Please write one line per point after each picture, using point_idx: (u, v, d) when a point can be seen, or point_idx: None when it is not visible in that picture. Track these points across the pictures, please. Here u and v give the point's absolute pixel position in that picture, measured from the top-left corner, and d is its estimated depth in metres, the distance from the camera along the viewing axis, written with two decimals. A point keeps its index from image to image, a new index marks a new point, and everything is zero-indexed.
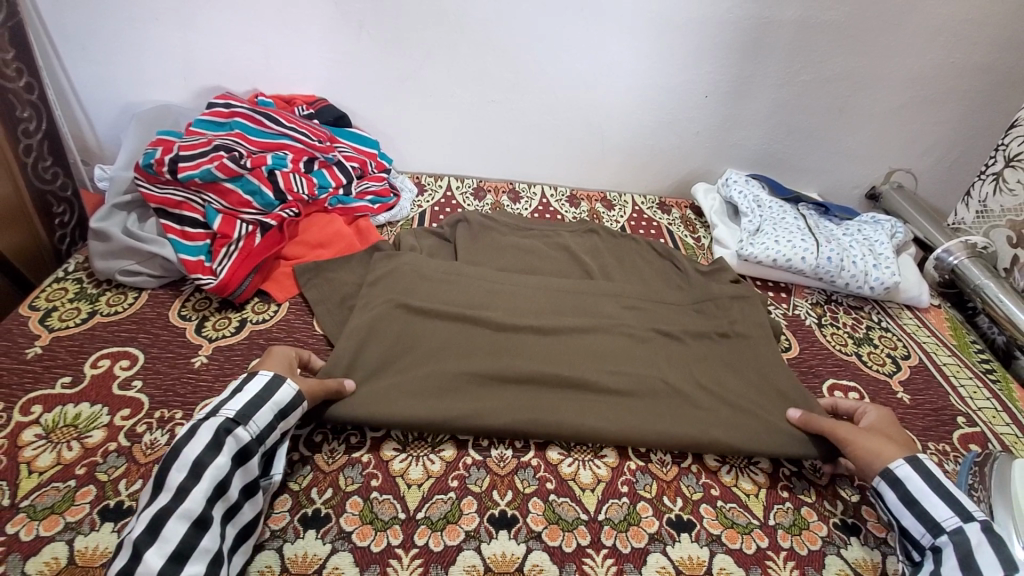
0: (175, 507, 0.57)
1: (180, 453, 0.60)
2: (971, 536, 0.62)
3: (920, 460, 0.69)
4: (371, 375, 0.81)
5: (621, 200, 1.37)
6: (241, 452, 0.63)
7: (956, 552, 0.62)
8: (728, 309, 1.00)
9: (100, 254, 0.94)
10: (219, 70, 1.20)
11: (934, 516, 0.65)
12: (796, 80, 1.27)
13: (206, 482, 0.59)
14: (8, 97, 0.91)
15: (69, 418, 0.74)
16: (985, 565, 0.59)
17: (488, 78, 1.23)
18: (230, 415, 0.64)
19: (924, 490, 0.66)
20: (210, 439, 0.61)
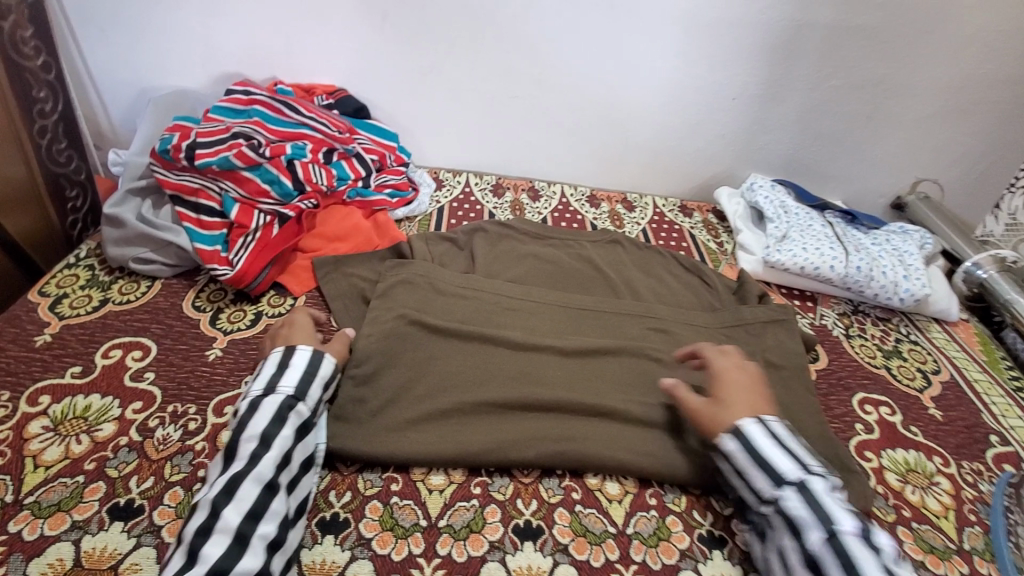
0: (248, 471, 0.60)
1: (247, 425, 0.64)
2: (786, 502, 0.61)
3: (742, 430, 0.67)
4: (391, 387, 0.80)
5: (642, 201, 1.34)
6: (301, 426, 0.67)
7: (780, 521, 0.61)
8: (761, 336, 0.97)
9: (113, 241, 0.91)
10: (238, 57, 1.17)
11: (755, 487, 0.65)
12: (826, 86, 1.24)
13: (276, 450, 0.63)
14: (23, 75, 0.88)
15: (79, 410, 0.72)
16: (805, 533, 0.59)
17: (512, 74, 1.20)
18: (289, 392, 0.69)
19: (746, 462, 0.66)
20: (275, 412, 0.66)
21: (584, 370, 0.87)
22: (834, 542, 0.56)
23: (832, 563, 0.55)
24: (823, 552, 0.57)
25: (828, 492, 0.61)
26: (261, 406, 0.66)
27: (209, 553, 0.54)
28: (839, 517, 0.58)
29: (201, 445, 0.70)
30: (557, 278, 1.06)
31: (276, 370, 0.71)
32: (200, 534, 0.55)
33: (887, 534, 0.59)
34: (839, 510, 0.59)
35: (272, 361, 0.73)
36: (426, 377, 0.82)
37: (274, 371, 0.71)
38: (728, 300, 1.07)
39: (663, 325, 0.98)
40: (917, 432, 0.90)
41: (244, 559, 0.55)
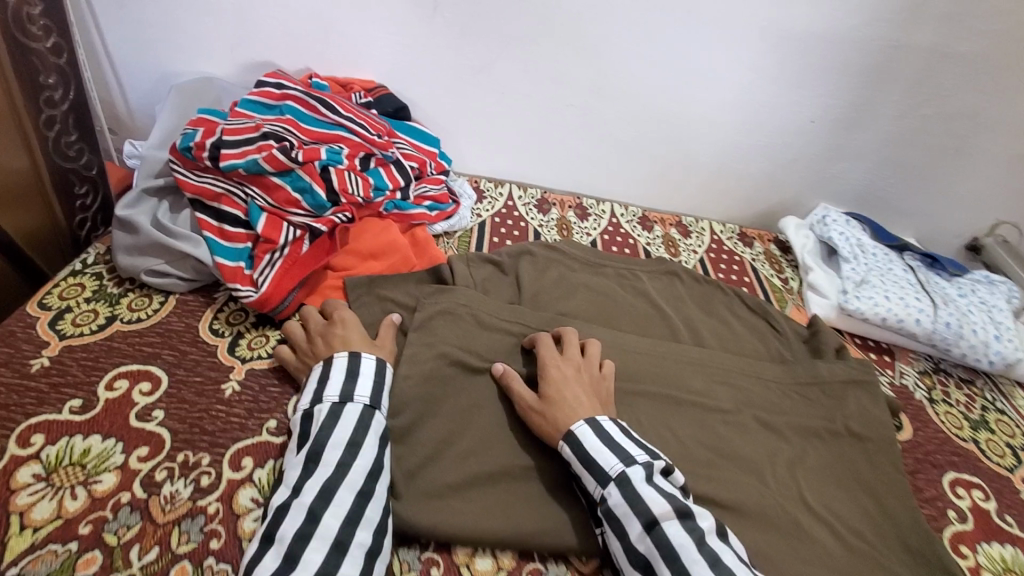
0: (341, 480, 0.59)
1: (331, 432, 0.62)
2: (612, 502, 0.60)
3: (571, 434, 0.66)
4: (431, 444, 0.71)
5: (698, 226, 1.23)
6: (383, 434, 0.66)
7: (610, 523, 0.60)
8: (841, 399, 0.87)
9: (125, 248, 0.82)
10: (271, 44, 1.06)
11: (588, 490, 0.64)
12: (914, 114, 1.12)
13: (366, 458, 0.62)
14: (29, 58, 0.77)
15: (76, 455, 0.62)
16: (634, 533, 0.58)
17: (569, 79, 1.08)
18: (366, 400, 0.67)
19: (577, 466, 0.65)
20: (359, 422, 0.64)
21: (645, 431, 0.77)
22: (655, 533, 0.57)
23: (658, 558, 0.56)
24: (650, 548, 0.57)
25: (646, 480, 0.61)
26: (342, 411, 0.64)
27: (310, 559, 0.53)
28: (657, 504, 0.58)
29: (215, 507, 0.61)
30: (613, 315, 0.95)
31: (347, 375, 0.68)
32: (299, 540, 0.54)
33: (708, 509, 0.60)
34: (655, 498, 0.59)
35: (340, 361, 0.70)
36: (469, 432, 0.72)
37: (346, 376, 0.68)
38: (800, 351, 0.96)
39: (731, 377, 0.88)
40: (1013, 524, 0.80)
41: (345, 568, 0.53)
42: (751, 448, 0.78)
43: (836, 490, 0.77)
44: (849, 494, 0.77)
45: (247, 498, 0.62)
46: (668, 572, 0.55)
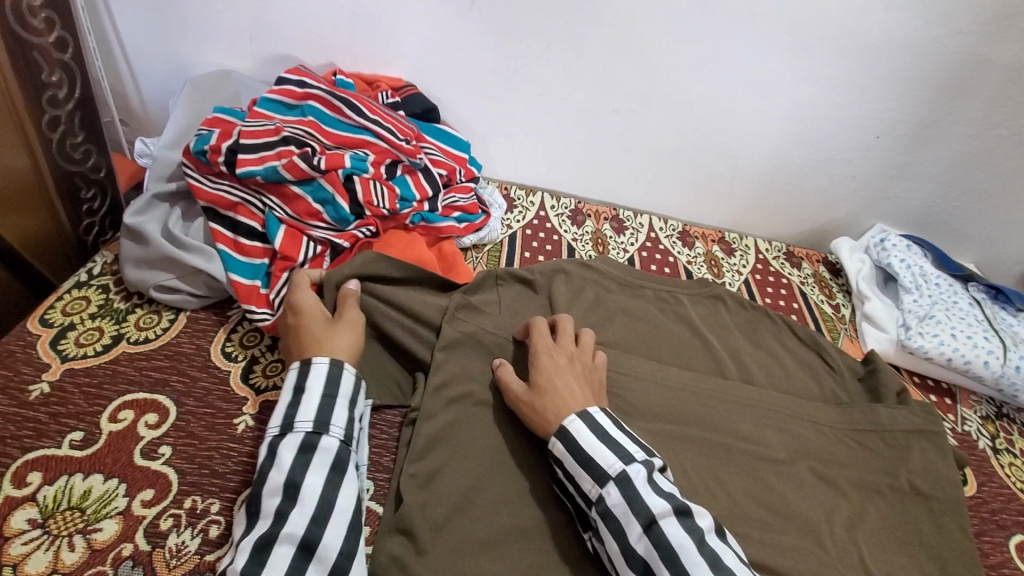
0: (276, 533, 0.52)
1: (267, 476, 0.55)
2: (608, 504, 0.56)
3: (564, 430, 0.61)
4: (458, 493, 0.65)
5: (742, 243, 1.15)
6: (333, 464, 0.57)
7: (604, 524, 0.56)
8: (904, 451, 0.79)
9: (134, 260, 0.76)
10: (293, 36, 0.98)
11: (582, 488, 0.59)
12: (990, 134, 1.02)
13: (308, 502, 0.54)
14: (31, 55, 0.71)
15: (75, 497, 0.57)
16: (631, 535, 0.54)
17: (614, 84, 1.00)
18: (307, 427, 0.58)
19: (572, 464, 0.60)
20: (296, 457, 0.56)
21: (690, 482, 0.70)
22: (655, 535, 0.53)
23: (659, 563, 0.52)
24: (650, 551, 0.53)
25: (646, 478, 0.57)
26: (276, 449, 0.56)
27: None
28: (657, 504, 0.54)
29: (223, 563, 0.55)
30: (653, 344, 0.88)
31: (291, 397, 0.60)
32: None
33: (708, 509, 0.57)
34: (654, 498, 0.55)
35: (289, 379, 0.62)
36: (500, 480, 0.66)
37: (289, 400, 0.60)
38: (856, 392, 0.88)
39: (782, 420, 0.80)
40: None
41: None
42: (806, 504, 0.71)
43: (898, 555, 0.70)
44: (913, 561, 0.70)
45: None
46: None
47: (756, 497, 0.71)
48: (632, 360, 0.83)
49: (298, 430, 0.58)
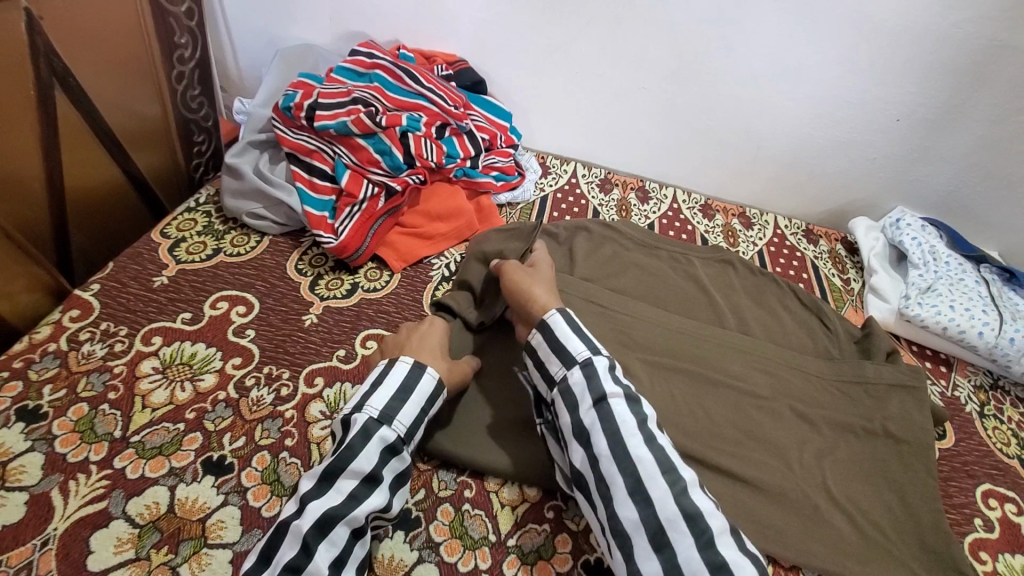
0: (343, 514, 0.57)
1: (357, 457, 0.60)
2: (572, 383, 0.68)
3: (545, 323, 0.73)
4: (475, 389, 0.79)
5: (762, 219, 1.22)
6: (400, 473, 0.64)
7: (563, 400, 0.69)
8: (884, 401, 0.86)
9: (231, 193, 0.94)
10: (367, 16, 1.15)
11: (549, 371, 0.71)
12: (1019, 118, 1.04)
13: (377, 496, 0.60)
14: (168, 21, 0.91)
15: (186, 356, 0.75)
16: (584, 406, 0.67)
17: (647, 63, 1.10)
18: (402, 432, 0.64)
19: (546, 351, 0.72)
20: (381, 454, 0.62)
21: (677, 404, 0.81)
22: (602, 407, 0.66)
23: (598, 429, 0.64)
24: (594, 420, 0.65)
25: (607, 368, 0.69)
26: (371, 437, 0.62)
27: None
28: (611, 387, 0.67)
29: (291, 413, 0.71)
30: (659, 296, 0.98)
31: (398, 394, 0.66)
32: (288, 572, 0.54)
33: (648, 401, 0.70)
34: (611, 386, 0.68)
35: (395, 373, 0.68)
36: (511, 383, 0.80)
37: (395, 395, 0.66)
38: (849, 351, 0.95)
39: (770, 364, 0.89)
40: None
41: None
42: (780, 434, 0.80)
43: (864, 485, 0.78)
44: (877, 492, 0.78)
45: (317, 410, 0.72)
46: (606, 442, 0.63)
47: (735, 424, 0.80)
48: (637, 304, 0.94)
49: (394, 430, 0.63)
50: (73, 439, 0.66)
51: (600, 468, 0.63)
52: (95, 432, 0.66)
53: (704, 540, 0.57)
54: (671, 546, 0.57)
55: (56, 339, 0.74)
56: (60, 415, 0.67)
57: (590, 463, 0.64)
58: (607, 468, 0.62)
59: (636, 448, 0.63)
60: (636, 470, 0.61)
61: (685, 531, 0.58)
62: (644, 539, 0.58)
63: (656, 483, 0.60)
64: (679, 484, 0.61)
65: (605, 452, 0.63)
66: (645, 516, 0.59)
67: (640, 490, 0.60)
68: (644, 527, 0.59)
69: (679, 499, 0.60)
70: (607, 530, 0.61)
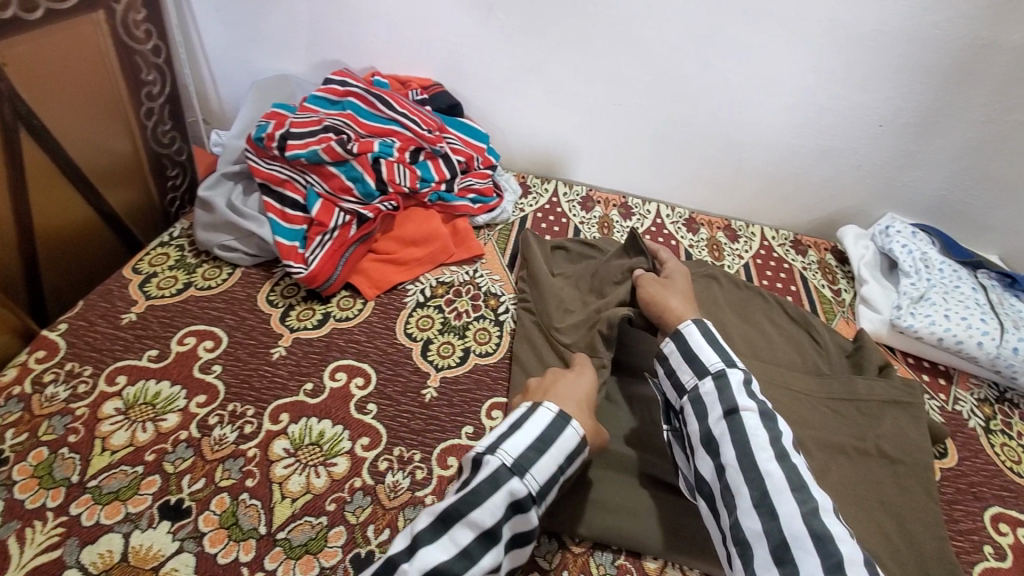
0: (454, 571, 0.54)
1: (479, 507, 0.57)
2: (702, 392, 0.70)
3: (679, 332, 0.76)
4: (444, 419, 0.76)
5: (748, 230, 1.19)
6: (520, 535, 0.59)
7: (692, 407, 0.70)
8: (877, 419, 0.83)
9: (204, 225, 0.94)
10: (341, 44, 1.16)
11: (681, 379, 0.73)
12: (1007, 119, 1.01)
13: (492, 556, 0.56)
14: (134, 58, 0.91)
15: (149, 395, 0.74)
16: (714, 414, 0.68)
17: (622, 79, 1.09)
18: (531, 490, 0.59)
19: (678, 359, 0.74)
20: (506, 509, 0.58)
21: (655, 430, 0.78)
22: (734, 419, 0.66)
23: (727, 439, 0.65)
24: (724, 430, 0.66)
25: (742, 382, 0.69)
26: (498, 487, 0.58)
27: None
28: (743, 401, 0.67)
29: (253, 451, 0.70)
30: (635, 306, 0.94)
31: (534, 446, 0.62)
32: None
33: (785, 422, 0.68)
34: (744, 398, 0.67)
35: (535, 421, 0.64)
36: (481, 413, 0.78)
37: (531, 445, 0.62)
38: (840, 366, 0.92)
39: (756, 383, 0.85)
40: None
41: None
42: None
43: (856, 511, 0.74)
44: (872, 518, 0.74)
45: (280, 448, 0.70)
46: (734, 452, 0.63)
47: None
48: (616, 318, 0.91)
49: (523, 484, 0.59)
50: (32, 484, 0.64)
51: (726, 477, 0.63)
52: (53, 476, 0.65)
53: (832, 562, 0.54)
54: (794, 562, 0.55)
55: (21, 382, 0.73)
56: (21, 460, 0.66)
57: (717, 473, 0.64)
58: (734, 478, 0.62)
59: (767, 460, 0.62)
60: (763, 483, 0.60)
61: (811, 550, 0.55)
62: (765, 551, 0.57)
63: (784, 498, 0.59)
64: (809, 503, 0.58)
65: (732, 462, 0.63)
66: (769, 528, 0.58)
67: (765, 502, 0.59)
68: (766, 539, 0.58)
69: (807, 518, 0.57)
70: (729, 539, 0.61)
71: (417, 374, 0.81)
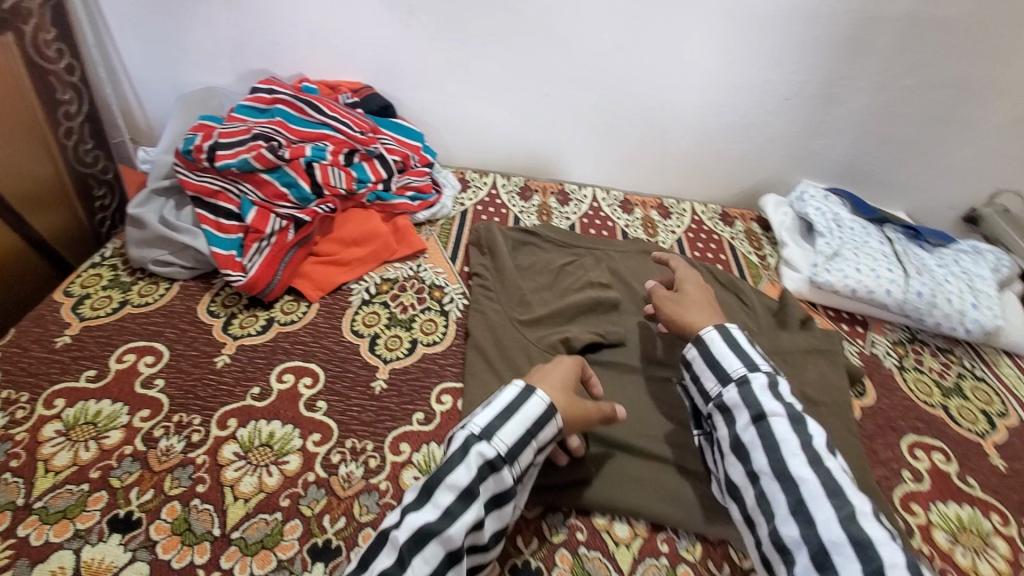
0: (438, 530, 0.56)
1: (453, 470, 0.60)
2: (728, 399, 0.68)
3: (699, 338, 0.74)
4: (394, 408, 0.78)
5: (679, 207, 1.26)
6: (499, 496, 0.60)
7: (719, 414, 0.69)
8: (800, 366, 0.89)
9: (136, 242, 0.92)
10: (267, 53, 1.16)
11: (704, 386, 0.72)
12: (897, 84, 1.11)
13: (472, 513, 0.58)
14: (47, 79, 0.90)
15: (90, 415, 0.73)
16: (743, 422, 0.66)
17: (546, 71, 1.13)
18: (501, 451, 0.61)
19: (701, 365, 0.73)
20: (480, 470, 0.60)
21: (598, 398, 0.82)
22: (762, 425, 0.64)
23: (757, 445, 0.63)
24: (753, 437, 0.64)
25: (766, 385, 0.67)
26: (468, 451, 0.61)
27: None
28: (770, 405, 0.65)
29: (202, 458, 0.70)
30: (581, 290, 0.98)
31: (501, 413, 0.64)
32: None
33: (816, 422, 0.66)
34: (770, 400, 0.66)
35: (503, 395, 0.67)
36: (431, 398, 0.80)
37: (499, 414, 0.64)
38: (767, 323, 0.98)
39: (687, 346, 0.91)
40: (974, 485, 0.82)
41: None
42: None
43: None
44: None
45: (230, 451, 0.71)
46: (766, 458, 0.62)
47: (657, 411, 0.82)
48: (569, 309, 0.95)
49: (493, 447, 0.61)
50: None
51: (760, 484, 0.62)
52: None
53: (873, 568, 0.53)
54: (835, 569, 0.54)
55: None
56: None
57: (750, 479, 0.63)
58: (770, 486, 0.61)
59: (800, 465, 0.60)
60: (798, 490, 0.59)
61: (852, 556, 0.54)
62: (805, 558, 0.56)
63: (821, 505, 0.57)
64: (847, 509, 0.57)
65: (765, 469, 0.62)
66: (807, 535, 0.57)
67: (803, 510, 0.58)
68: (805, 546, 0.56)
69: (846, 524, 0.56)
70: (766, 546, 0.59)
71: (366, 368, 0.83)
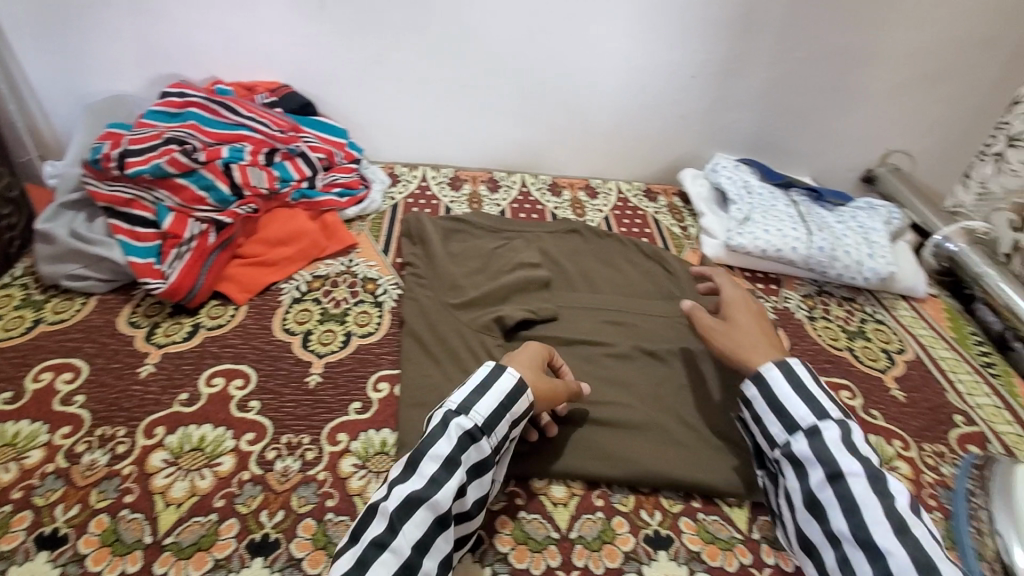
0: (426, 496, 0.58)
1: (436, 442, 0.61)
2: (796, 449, 0.65)
3: (762, 377, 0.69)
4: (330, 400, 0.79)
5: (605, 187, 1.30)
6: (480, 464, 0.62)
7: (789, 465, 0.65)
8: None
9: (46, 258, 0.88)
10: (176, 57, 1.12)
11: (769, 430, 0.68)
12: (791, 57, 1.19)
13: (456, 479, 0.59)
14: None
15: (6, 438, 0.70)
16: (819, 479, 0.62)
17: (463, 61, 1.15)
18: (479, 421, 0.63)
19: (763, 407, 0.69)
20: (461, 440, 0.61)
21: None
22: (840, 485, 0.60)
23: (837, 508, 0.59)
24: (831, 497, 0.60)
25: (840, 439, 0.63)
26: (449, 424, 0.62)
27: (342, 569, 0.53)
28: (849, 464, 0.61)
29: (129, 469, 0.68)
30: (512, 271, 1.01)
31: (478, 387, 0.66)
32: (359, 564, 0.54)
33: (898, 479, 0.62)
34: (846, 457, 0.61)
35: (477, 373, 0.68)
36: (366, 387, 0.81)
37: (474, 389, 0.66)
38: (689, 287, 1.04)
39: (614, 315, 0.96)
40: (877, 416, 0.89)
41: None
42: (631, 373, 0.87)
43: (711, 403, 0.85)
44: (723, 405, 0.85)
45: (160, 459, 0.70)
46: (848, 525, 0.58)
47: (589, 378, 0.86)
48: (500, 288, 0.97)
49: (472, 418, 0.62)
50: None
51: (842, 549, 0.58)
52: None
53: None
54: None
55: None
56: None
57: (830, 541, 0.59)
58: (855, 555, 0.57)
59: (885, 531, 0.56)
60: (887, 564, 0.55)
61: None
62: None
63: None
64: None
65: (845, 533, 0.58)
66: None
67: None
68: None
69: None
70: None
71: (299, 365, 0.83)
